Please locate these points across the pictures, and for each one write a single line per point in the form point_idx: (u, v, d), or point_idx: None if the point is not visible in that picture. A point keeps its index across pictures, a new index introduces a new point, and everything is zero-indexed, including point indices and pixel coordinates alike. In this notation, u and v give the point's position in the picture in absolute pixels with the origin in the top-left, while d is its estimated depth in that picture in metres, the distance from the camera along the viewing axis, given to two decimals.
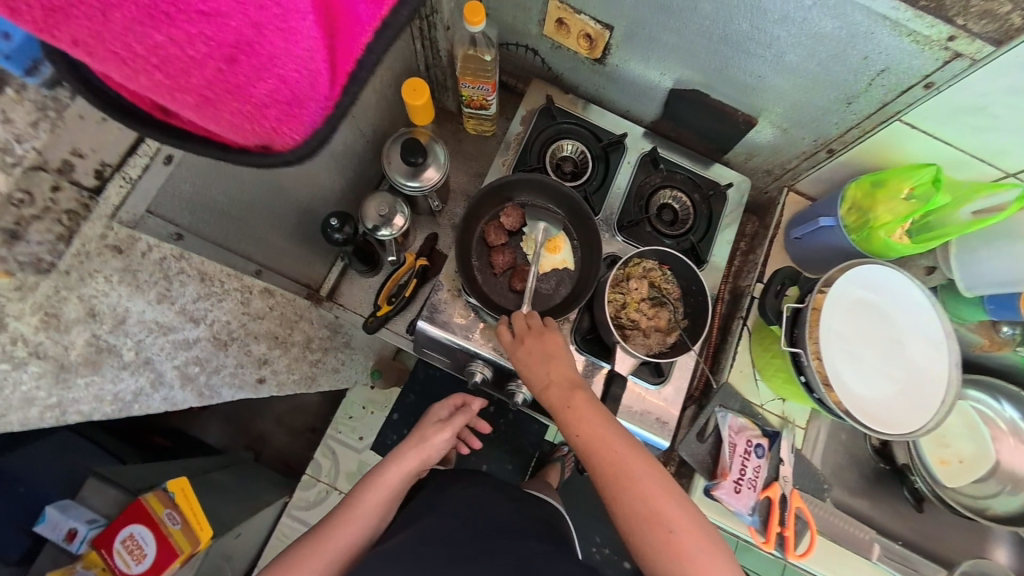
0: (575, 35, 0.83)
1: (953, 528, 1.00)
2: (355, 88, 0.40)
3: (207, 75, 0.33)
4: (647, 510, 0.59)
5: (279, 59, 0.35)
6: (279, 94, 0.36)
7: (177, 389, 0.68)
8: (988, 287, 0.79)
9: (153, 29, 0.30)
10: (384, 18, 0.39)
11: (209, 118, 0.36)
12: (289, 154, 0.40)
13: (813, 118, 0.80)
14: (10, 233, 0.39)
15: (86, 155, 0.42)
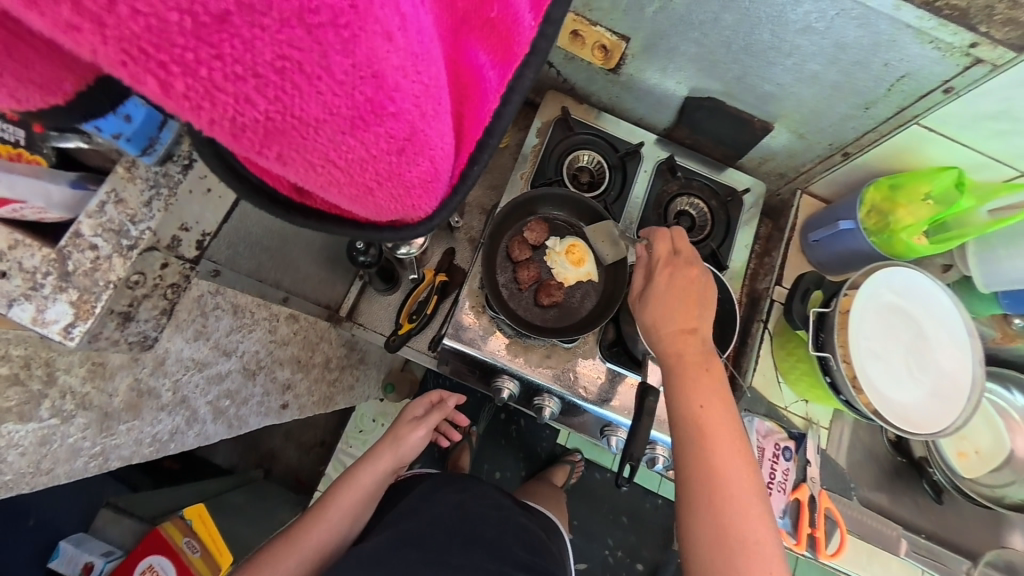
0: (590, 45, 0.80)
1: (975, 521, 0.89)
2: (488, 157, 0.34)
3: (365, 168, 0.27)
4: (722, 487, 0.54)
5: (436, 141, 0.29)
6: (430, 177, 0.30)
7: (210, 423, 0.65)
8: (1004, 285, 0.77)
9: (323, 126, 0.24)
10: (513, 78, 0.33)
11: (351, 203, 0.30)
12: (419, 227, 0.34)
13: (831, 124, 0.76)
14: (125, 315, 0.41)
15: (190, 227, 0.44)
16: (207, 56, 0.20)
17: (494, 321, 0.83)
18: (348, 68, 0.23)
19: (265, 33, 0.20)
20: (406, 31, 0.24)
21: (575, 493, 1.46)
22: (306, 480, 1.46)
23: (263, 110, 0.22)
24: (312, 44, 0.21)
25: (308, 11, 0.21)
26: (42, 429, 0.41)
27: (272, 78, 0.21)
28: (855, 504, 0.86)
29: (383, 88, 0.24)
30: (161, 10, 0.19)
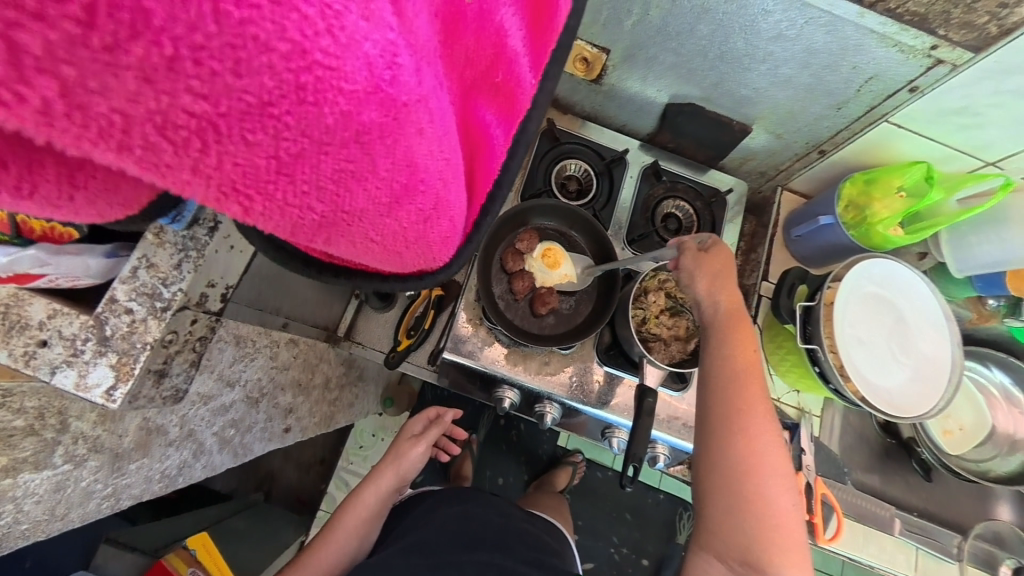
0: (571, 58, 0.82)
1: (964, 496, 0.93)
2: (498, 206, 0.36)
3: (398, 238, 0.31)
4: (752, 452, 0.52)
5: (456, 204, 0.32)
6: (451, 235, 0.34)
7: (216, 453, 0.65)
8: (977, 269, 0.80)
9: (366, 214, 0.27)
10: (518, 133, 0.35)
11: (382, 264, 0.33)
12: (439, 272, 0.37)
13: (807, 124, 0.79)
14: (161, 371, 0.43)
15: (216, 284, 0.45)
16: (283, 183, 0.23)
17: (492, 332, 0.84)
18: (389, 165, 0.26)
19: (329, 156, 0.23)
20: (436, 124, 0.27)
21: (578, 494, 1.48)
22: (307, 499, 1.45)
23: (321, 211, 0.26)
24: (363, 155, 0.24)
25: (362, 133, 0.23)
26: (55, 477, 0.40)
27: (330, 187, 0.24)
28: (848, 488, 0.89)
29: (416, 174, 0.27)
30: (252, 158, 0.22)
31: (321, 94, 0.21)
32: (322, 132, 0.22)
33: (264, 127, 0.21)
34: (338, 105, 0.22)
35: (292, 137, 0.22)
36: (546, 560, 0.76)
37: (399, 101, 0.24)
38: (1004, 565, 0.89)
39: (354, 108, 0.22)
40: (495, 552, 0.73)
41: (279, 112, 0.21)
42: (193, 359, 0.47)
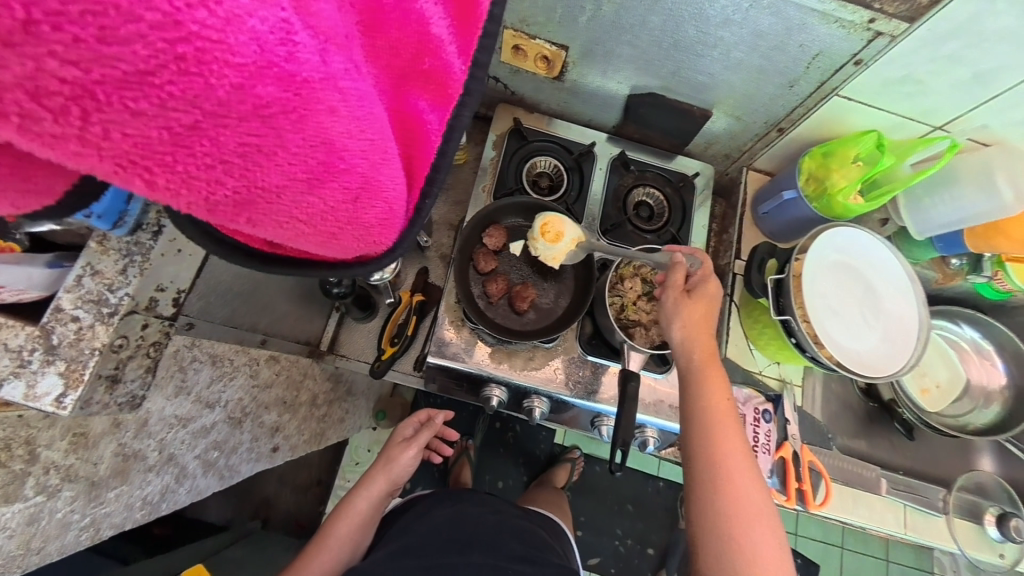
0: (532, 57, 0.84)
1: (945, 451, 0.96)
2: (438, 189, 0.38)
3: (326, 218, 0.31)
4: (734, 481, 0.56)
5: (388, 185, 0.33)
6: (386, 216, 0.34)
7: (200, 477, 0.64)
8: (936, 229, 0.83)
9: (284, 192, 0.27)
10: (453, 119, 0.36)
11: (319, 248, 0.34)
12: (384, 258, 0.39)
13: (763, 104, 0.82)
14: (112, 378, 0.41)
15: (165, 287, 0.45)
16: (183, 156, 0.23)
17: (475, 332, 0.85)
18: (301, 142, 0.26)
19: (228, 129, 0.23)
20: (350, 103, 0.27)
21: (578, 490, 1.48)
22: (307, 523, 1.43)
23: (233, 187, 0.26)
24: (269, 130, 0.24)
25: (261, 107, 0.23)
26: (29, 509, 0.39)
27: (237, 161, 0.25)
28: (835, 453, 0.91)
29: (334, 152, 0.27)
30: (142, 129, 0.22)
31: (203, 64, 0.21)
32: (214, 104, 0.22)
33: (147, 96, 0.21)
34: (226, 77, 0.22)
35: (181, 108, 0.22)
36: (533, 556, 0.75)
37: (298, 75, 0.24)
38: (988, 514, 0.91)
39: (246, 81, 0.22)
40: (486, 552, 0.72)
41: (162, 83, 0.21)
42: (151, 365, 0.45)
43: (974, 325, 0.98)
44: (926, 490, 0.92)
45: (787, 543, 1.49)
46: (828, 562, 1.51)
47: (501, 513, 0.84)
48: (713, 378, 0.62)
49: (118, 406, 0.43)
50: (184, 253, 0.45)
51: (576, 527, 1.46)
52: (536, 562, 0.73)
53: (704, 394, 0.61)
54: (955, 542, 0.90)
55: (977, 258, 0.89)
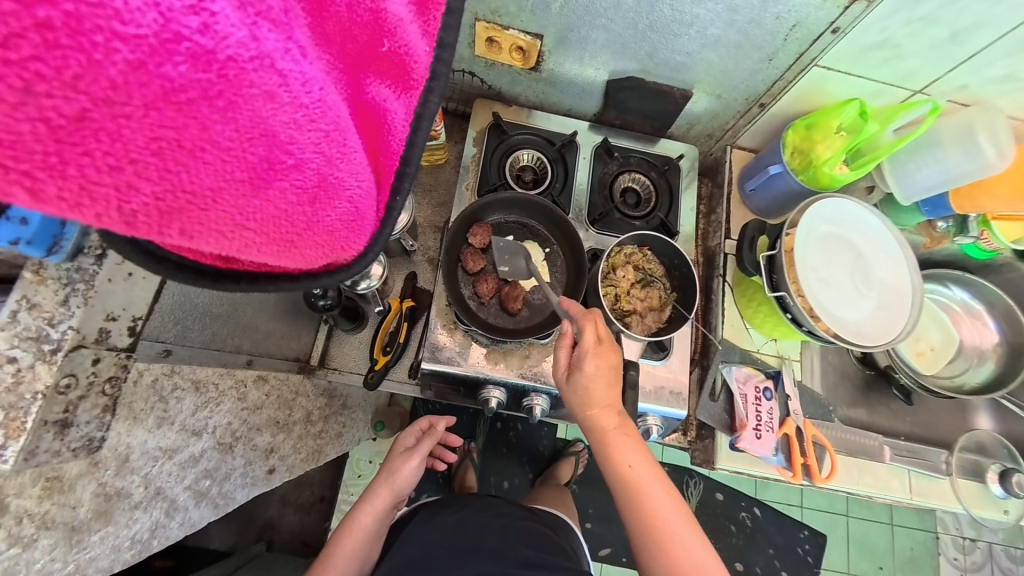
0: (507, 49, 0.82)
1: (944, 413, 0.97)
2: (408, 185, 0.36)
3: (278, 223, 0.29)
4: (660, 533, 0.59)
5: (347, 181, 0.31)
6: (348, 215, 0.32)
7: (193, 509, 0.60)
8: (922, 194, 0.83)
9: (221, 193, 0.25)
10: (420, 105, 0.35)
11: (276, 258, 0.31)
12: (354, 265, 0.37)
13: (742, 81, 0.81)
14: (63, 422, 0.38)
15: (118, 316, 0.41)
16: (73, 155, 0.20)
17: (468, 335, 0.83)
18: (232, 132, 0.23)
19: (132, 121, 0.21)
20: (293, 88, 0.25)
21: (584, 482, 1.48)
22: (313, 541, 1.40)
23: (150, 193, 0.23)
24: (190, 122, 0.22)
25: (172, 91, 0.21)
26: (4, 563, 0.36)
27: (152, 160, 0.22)
28: (838, 425, 0.91)
29: (277, 146, 0.26)
30: (8, 123, 0.19)
31: (80, 36, 0.18)
32: (106, 87, 0.20)
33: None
34: (118, 52, 0.19)
35: (59, 93, 0.19)
36: (545, 559, 0.73)
37: (218, 53, 0.21)
38: (989, 471, 0.92)
39: (149, 58, 0.20)
40: (493, 562, 0.71)
41: (22, 59, 0.18)
42: (109, 404, 0.42)
43: (962, 286, 0.99)
44: (930, 454, 0.92)
45: (794, 516, 1.51)
46: (835, 530, 1.53)
47: (508, 517, 0.82)
48: (620, 443, 0.62)
49: (74, 451, 0.39)
50: (139, 279, 0.42)
51: (585, 519, 1.46)
52: (545, 567, 0.71)
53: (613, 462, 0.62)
54: (959, 502, 0.90)
55: (963, 219, 0.89)
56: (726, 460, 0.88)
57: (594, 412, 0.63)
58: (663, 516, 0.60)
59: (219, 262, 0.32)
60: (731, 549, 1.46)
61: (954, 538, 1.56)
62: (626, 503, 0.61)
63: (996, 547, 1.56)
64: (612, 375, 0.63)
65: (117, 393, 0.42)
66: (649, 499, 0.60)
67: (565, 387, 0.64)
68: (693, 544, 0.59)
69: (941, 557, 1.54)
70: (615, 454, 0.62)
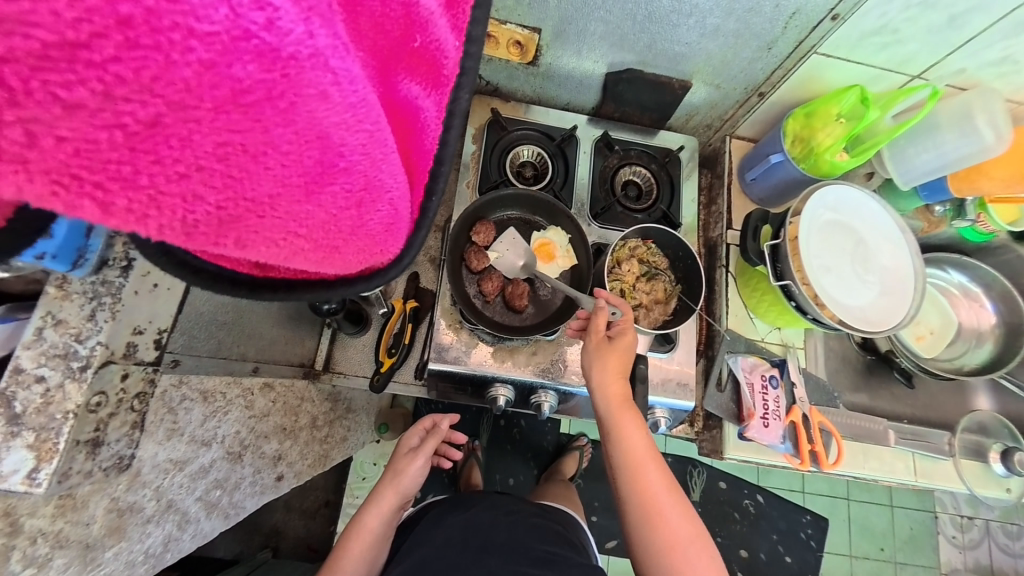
0: (504, 44, 0.81)
1: (945, 394, 0.98)
2: (443, 184, 0.35)
3: (327, 228, 0.29)
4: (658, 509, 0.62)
5: (390, 184, 0.30)
6: (389, 220, 0.32)
7: (204, 520, 0.59)
8: (923, 177, 0.83)
9: (278, 200, 0.25)
10: (450, 103, 0.34)
11: (318, 264, 0.31)
12: (390, 270, 0.36)
13: (741, 70, 0.81)
14: (94, 441, 0.37)
15: (144, 329, 0.41)
16: (145, 163, 0.21)
17: (474, 334, 0.82)
18: (290, 136, 0.23)
19: (200, 127, 0.21)
20: (343, 87, 0.24)
21: (589, 476, 1.48)
22: (319, 546, 1.39)
23: (214, 201, 0.23)
24: (253, 125, 0.22)
25: (240, 93, 0.21)
26: None
27: (218, 167, 0.22)
28: (842, 410, 0.91)
29: (330, 149, 0.25)
30: (86, 130, 0.19)
31: (158, 35, 0.18)
32: (179, 89, 0.20)
33: (82, 79, 0.18)
34: (193, 51, 0.19)
35: (137, 97, 0.19)
36: (563, 551, 0.75)
37: (280, 50, 0.21)
38: (991, 451, 0.93)
39: (220, 57, 0.20)
40: (507, 559, 0.71)
41: (102, 60, 0.18)
42: (137, 421, 0.41)
43: (959, 269, 1.01)
44: (932, 436, 0.93)
45: (797, 501, 1.53)
46: (837, 514, 1.55)
47: (519, 514, 0.82)
48: (629, 421, 0.66)
49: (105, 471, 0.39)
50: (161, 289, 0.42)
51: (591, 513, 1.46)
52: (559, 562, 0.71)
53: (621, 439, 0.65)
54: (962, 482, 0.91)
55: (960, 203, 0.89)
56: (734, 450, 0.88)
57: (611, 384, 0.67)
58: (658, 490, 0.63)
59: (258, 271, 0.32)
60: (735, 536, 1.48)
61: (952, 516, 1.59)
62: (624, 476, 0.64)
63: (994, 523, 1.59)
64: (631, 354, 0.69)
65: (144, 409, 0.42)
66: (647, 477, 0.63)
67: (592, 354, 0.69)
68: (682, 520, 0.62)
69: (940, 535, 1.58)
70: (622, 428, 0.66)
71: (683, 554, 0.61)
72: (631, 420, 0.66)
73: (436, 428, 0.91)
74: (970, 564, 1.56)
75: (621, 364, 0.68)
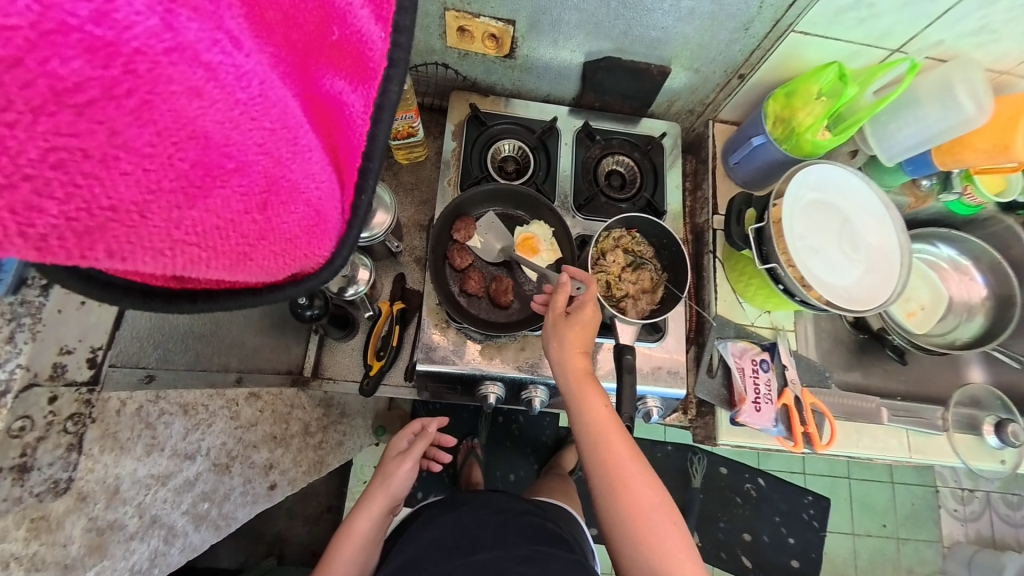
0: (479, 37, 0.80)
1: (938, 369, 0.98)
2: (372, 182, 0.36)
3: (226, 234, 0.27)
4: (622, 478, 0.61)
5: (303, 182, 0.30)
6: (308, 220, 0.32)
7: (194, 533, 0.58)
8: (906, 152, 0.82)
9: (150, 204, 0.23)
10: (379, 96, 0.34)
11: (230, 273, 0.29)
12: (322, 272, 0.36)
13: (720, 52, 0.80)
14: (21, 466, 0.35)
15: (73, 348, 0.39)
16: None
17: (461, 333, 0.82)
18: (153, 136, 0.23)
19: (18, 132, 0.20)
20: (223, 82, 0.24)
21: None
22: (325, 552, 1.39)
23: (59, 212, 0.21)
24: (99, 127, 0.21)
25: (63, 92, 0.20)
26: None
27: (53, 175, 0.21)
28: (835, 390, 0.91)
29: (214, 149, 0.25)
30: None
31: None
32: None
33: None
34: None
35: None
36: (550, 550, 0.74)
37: (121, 45, 0.21)
38: (985, 424, 0.93)
39: (26, 53, 0.19)
40: (491, 558, 0.70)
41: None
42: (73, 443, 0.40)
43: (948, 243, 1.00)
44: (926, 412, 0.93)
45: (797, 483, 1.54)
46: (838, 493, 1.55)
47: (509, 513, 0.82)
48: (590, 391, 0.66)
49: (38, 496, 0.37)
50: (93, 306, 0.41)
51: (593, 505, 1.47)
52: (544, 559, 0.71)
53: (584, 411, 0.65)
54: (957, 456, 0.92)
55: (946, 176, 0.89)
56: (727, 435, 0.88)
57: (572, 359, 0.67)
58: (621, 458, 0.62)
59: (174, 283, 0.30)
60: (737, 520, 1.49)
61: (953, 490, 1.60)
62: (591, 454, 0.63)
63: (995, 495, 1.60)
64: (592, 326, 0.68)
65: (84, 432, 0.40)
66: (612, 446, 0.62)
67: (553, 328, 0.68)
68: (646, 488, 0.61)
69: (941, 509, 1.59)
70: (584, 403, 0.65)
71: (649, 522, 0.60)
72: (591, 389, 0.66)
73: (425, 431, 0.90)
74: (971, 535, 1.57)
75: (582, 338, 0.68)
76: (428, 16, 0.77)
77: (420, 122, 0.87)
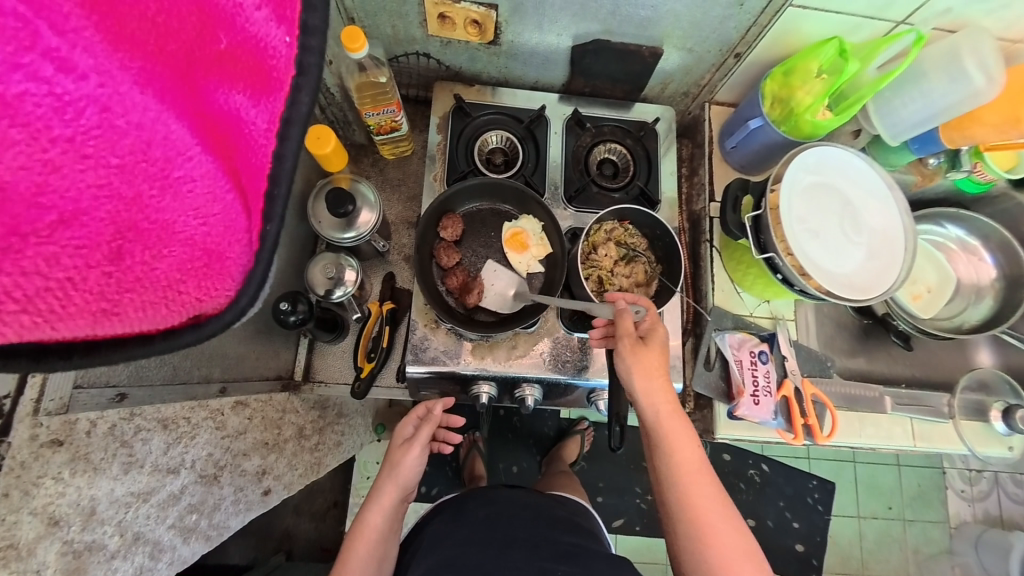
0: (461, 24, 0.76)
1: (947, 354, 0.95)
2: (279, 208, 0.34)
3: (65, 294, 0.26)
4: (711, 521, 0.59)
5: (178, 220, 0.30)
6: (189, 259, 0.31)
7: (183, 545, 0.58)
8: (912, 130, 0.78)
9: None
10: (286, 108, 0.34)
11: (97, 331, 0.28)
12: (226, 314, 0.34)
13: (713, 30, 0.76)
14: None
15: None
16: None
17: (452, 332, 0.80)
18: None
19: None
20: (24, 118, 0.23)
21: (592, 458, 1.49)
22: (331, 546, 1.41)
23: None
24: None
25: None
26: None
27: None
28: (836, 379, 0.89)
29: (19, 202, 0.23)
30: None
31: None
32: None
33: None
34: None
35: None
36: (586, 543, 0.76)
37: None
38: (992, 409, 0.91)
39: None
40: (531, 553, 0.70)
41: None
42: None
43: (957, 223, 0.97)
44: (931, 399, 0.91)
45: (802, 467, 1.52)
46: (842, 476, 1.54)
47: (535, 509, 0.83)
48: (673, 424, 0.62)
49: None
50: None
51: (597, 494, 1.47)
52: (582, 554, 0.71)
53: (667, 447, 0.62)
54: (963, 442, 0.90)
55: (954, 152, 0.85)
56: (725, 428, 0.86)
57: (653, 387, 0.63)
58: (708, 504, 0.60)
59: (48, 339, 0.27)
60: (742, 505, 1.49)
61: (960, 470, 1.59)
62: (675, 486, 0.61)
63: (1004, 474, 1.57)
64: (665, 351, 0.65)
65: (22, 457, 0.39)
66: (698, 485, 0.60)
67: (627, 354, 0.64)
68: (732, 532, 0.59)
69: (948, 489, 1.57)
70: (671, 436, 0.62)
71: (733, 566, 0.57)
72: (675, 424, 0.63)
73: (431, 415, 0.85)
74: (979, 514, 1.55)
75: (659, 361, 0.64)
76: (406, 4, 0.73)
77: (403, 115, 0.83)
